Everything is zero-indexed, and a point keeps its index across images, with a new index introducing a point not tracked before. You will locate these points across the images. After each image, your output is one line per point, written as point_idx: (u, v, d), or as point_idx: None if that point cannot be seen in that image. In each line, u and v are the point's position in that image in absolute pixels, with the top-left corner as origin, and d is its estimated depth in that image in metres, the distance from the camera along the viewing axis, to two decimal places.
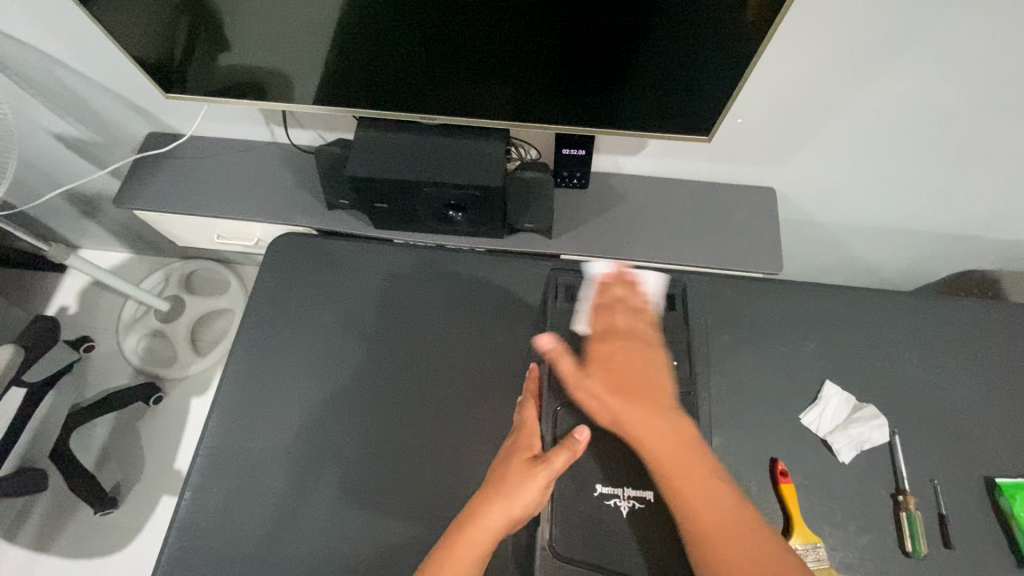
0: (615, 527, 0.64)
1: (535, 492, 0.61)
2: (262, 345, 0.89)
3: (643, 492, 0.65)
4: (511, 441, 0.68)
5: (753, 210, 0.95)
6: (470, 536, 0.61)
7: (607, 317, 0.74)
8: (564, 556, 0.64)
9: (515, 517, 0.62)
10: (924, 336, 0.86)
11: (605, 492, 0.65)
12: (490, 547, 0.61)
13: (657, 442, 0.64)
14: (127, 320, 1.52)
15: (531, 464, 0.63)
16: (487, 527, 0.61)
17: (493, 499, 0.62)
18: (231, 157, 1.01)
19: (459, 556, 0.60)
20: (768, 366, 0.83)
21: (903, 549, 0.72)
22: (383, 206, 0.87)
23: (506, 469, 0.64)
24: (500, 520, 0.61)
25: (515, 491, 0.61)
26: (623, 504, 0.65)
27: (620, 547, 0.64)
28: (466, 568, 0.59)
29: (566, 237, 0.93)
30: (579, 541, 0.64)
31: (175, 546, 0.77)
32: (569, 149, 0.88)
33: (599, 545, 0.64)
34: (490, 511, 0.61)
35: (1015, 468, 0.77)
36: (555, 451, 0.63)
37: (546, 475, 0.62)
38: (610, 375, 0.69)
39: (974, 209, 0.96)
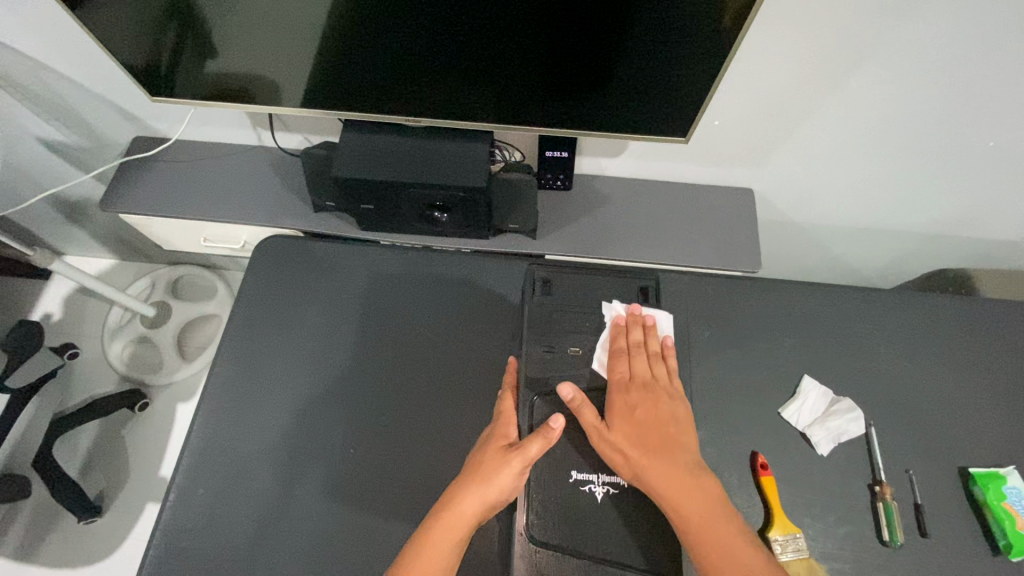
0: (588, 512, 0.66)
1: (511, 477, 0.62)
2: (248, 346, 0.89)
3: (616, 479, 0.67)
4: (488, 431, 0.69)
5: (732, 211, 0.97)
6: (446, 519, 0.61)
7: (625, 366, 0.71)
8: (540, 541, 0.65)
9: (490, 501, 0.62)
10: (897, 330, 0.88)
11: (580, 478, 0.67)
12: (465, 532, 0.61)
13: (688, 501, 0.62)
14: (113, 326, 1.51)
15: (507, 451, 0.63)
16: (462, 511, 0.61)
17: (469, 483, 0.63)
18: (217, 160, 1.02)
19: (435, 539, 0.60)
20: (747, 361, 0.85)
21: (880, 539, 0.74)
22: (368, 207, 0.88)
23: (483, 456, 0.65)
24: (476, 504, 0.61)
25: (491, 476, 0.62)
26: (599, 489, 0.66)
27: (592, 531, 0.65)
28: (443, 553, 0.60)
29: (550, 237, 0.94)
30: (555, 526, 0.65)
31: (160, 548, 0.77)
32: (552, 151, 0.89)
33: (573, 529, 0.65)
34: (466, 496, 0.62)
35: (989, 458, 0.79)
36: (530, 439, 0.63)
37: (521, 461, 0.62)
38: (633, 426, 0.66)
39: (945, 208, 0.99)
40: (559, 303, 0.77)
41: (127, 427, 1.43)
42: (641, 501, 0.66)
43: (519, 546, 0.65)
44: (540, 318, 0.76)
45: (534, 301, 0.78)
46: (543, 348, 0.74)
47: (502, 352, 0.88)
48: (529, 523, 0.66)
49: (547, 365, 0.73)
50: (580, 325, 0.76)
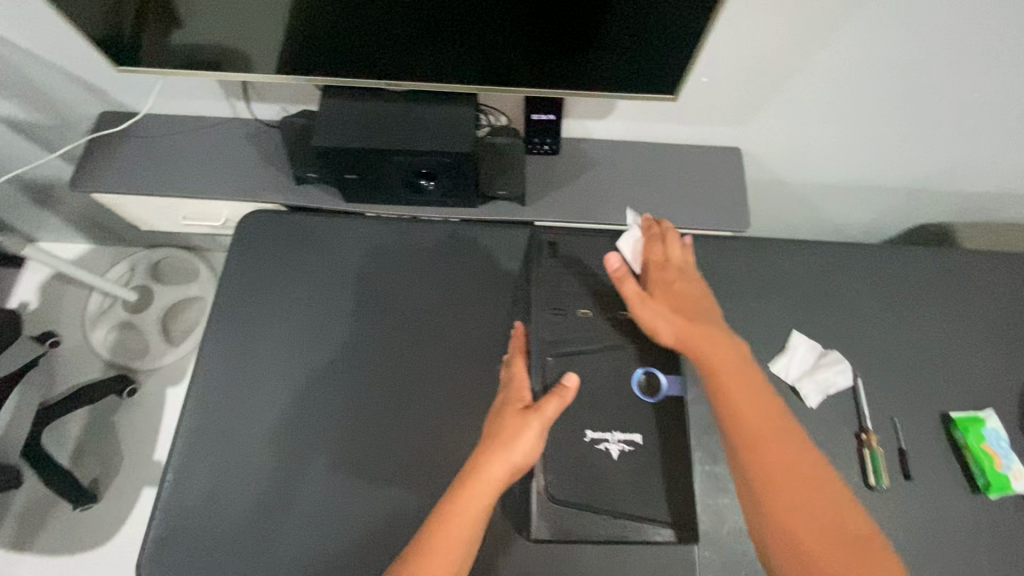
0: (603, 469, 0.67)
1: (533, 439, 0.62)
2: (237, 325, 0.87)
3: (631, 436, 0.68)
4: (501, 396, 0.69)
5: (722, 171, 0.96)
6: (471, 488, 0.62)
7: (658, 249, 0.74)
8: (557, 499, 0.66)
9: (514, 466, 0.62)
10: (881, 284, 0.90)
11: (595, 437, 0.67)
12: (491, 499, 0.62)
13: (763, 430, 0.62)
14: (94, 313, 1.49)
15: (525, 413, 0.64)
16: (487, 480, 0.62)
17: (492, 450, 0.63)
18: (192, 135, 0.98)
19: (463, 509, 0.61)
20: (737, 320, 0.86)
21: (866, 484, 0.76)
22: (352, 177, 0.85)
23: (500, 420, 0.65)
24: (501, 471, 0.62)
25: (511, 440, 0.62)
26: (613, 446, 0.67)
27: (605, 484, 0.66)
28: (471, 522, 0.61)
29: (539, 203, 0.93)
30: (570, 483, 0.66)
31: (161, 527, 0.76)
32: (538, 115, 0.88)
33: (592, 485, 0.66)
34: (489, 464, 0.62)
35: (969, 403, 0.82)
36: (545, 400, 0.64)
37: (539, 423, 0.63)
38: (673, 297, 0.69)
39: (928, 161, 0.99)
40: (563, 265, 0.76)
41: (117, 414, 1.41)
42: (654, 451, 0.68)
43: (538, 503, 0.66)
44: (544, 279, 0.74)
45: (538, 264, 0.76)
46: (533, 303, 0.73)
47: (496, 320, 0.88)
48: (549, 481, 0.66)
49: (554, 328, 0.71)
50: (581, 287, 0.74)
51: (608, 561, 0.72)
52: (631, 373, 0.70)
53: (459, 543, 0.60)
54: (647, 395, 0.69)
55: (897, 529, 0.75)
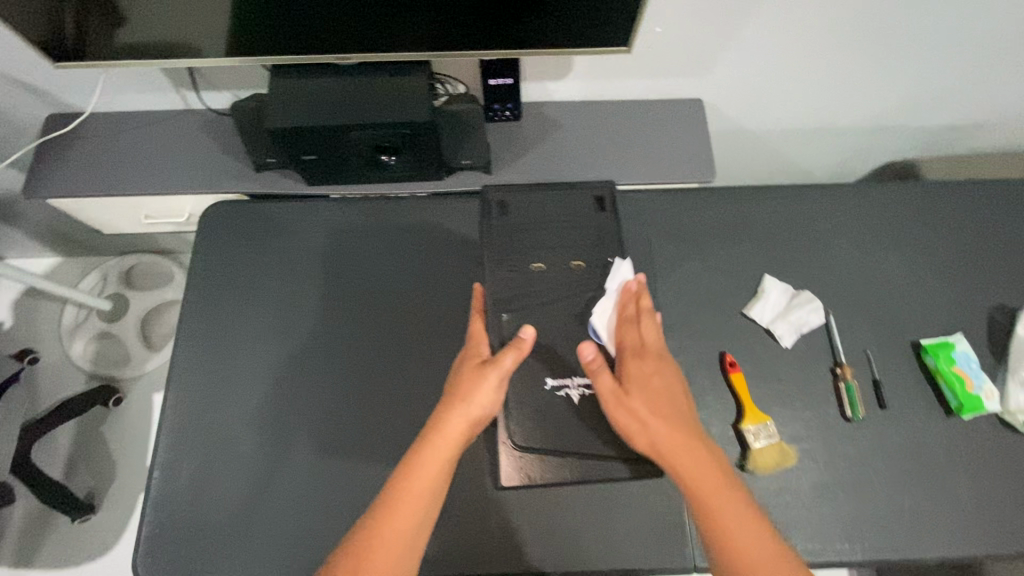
0: (564, 415, 0.68)
1: (491, 391, 0.62)
2: (211, 318, 0.86)
3: (588, 379, 0.68)
4: (461, 354, 0.68)
5: (685, 123, 0.96)
6: (433, 442, 0.61)
7: (633, 333, 0.66)
8: (522, 447, 0.67)
9: (475, 418, 0.62)
10: (848, 222, 0.91)
11: (555, 384, 0.69)
12: (453, 452, 0.61)
13: (749, 543, 0.55)
14: (71, 326, 1.47)
15: (484, 366, 0.64)
16: (448, 433, 0.61)
17: (452, 404, 0.62)
18: (143, 131, 0.95)
19: (425, 463, 0.60)
20: (709, 270, 0.87)
21: (843, 416, 0.79)
22: (310, 158, 0.83)
23: (460, 376, 0.65)
24: (460, 424, 0.61)
25: (471, 393, 0.62)
26: (573, 392, 0.68)
27: (566, 430, 0.68)
28: (432, 476, 0.60)
29: (505, 170, 0.92)
30: (538, 432, 0.68)
31: (152, 524, 0.76)
32: (495, 80, 0.87)
33: (556, 432, 0.68)
34: (450, 417, 0.61)
35: (938, 330, 0.84)
36: (503, 352, 0.64)
37: (497, 374, 0.63)
38: (652, 395, 0.62)
39: (888, 97, 0.99)
40: (514, 222, 0.75)
41: (105, 424, 1.40)
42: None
43: (504, 452, 0.68)
44: (496, 237, 0.74)
45: (489, 223, 0.76)
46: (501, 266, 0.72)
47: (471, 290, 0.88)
48: (511, 432, 0.68)
49: (511, 284, 0.72)
50: (541, 243, 0.74)
51: (598, 512, 0.74)
52: (586, 321, 0.71)
53: (421, 496, 0.59)
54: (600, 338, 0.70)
55: (875, 457, 0.77)
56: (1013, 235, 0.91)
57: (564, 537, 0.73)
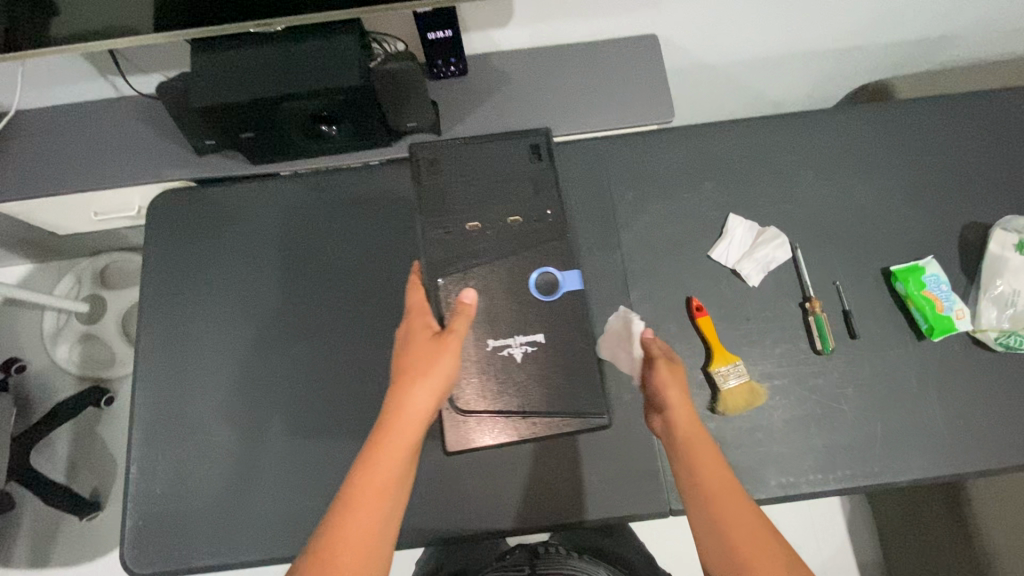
0: (510, 374, 0.67)
1: (451, 362, 0.61)
2: (170, 310, 0.85)
3: (533, 337, 0.68)
4: (404, 329, 0.65)
5: (639, 61, 0.91)
6: (400, 425, 0.58)
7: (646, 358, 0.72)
8: (465, 411, 0.66)
9: (441, 390, 0.61)
10: (814, 151, 0.87)
11: (498, 344, 0.67)
12: (423, 429, 0.59)
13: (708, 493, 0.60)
14: (52, 331, 1.47)
15: (440, 336, 0.62)
16: (415, 411, 0.59)
17: (414, 381, 0.59)
18: (77, 123, 0.91)
19: (390, 450, 0.57)
20: (672, 214, 0.84)
21: (814, 349, 0.78)
22: (249, 136, 0.80)
23: (413, 353, 0.61)
24: (422, 401, 0.59)
25: (431, 368, 0.60)
26: (517, 351, 0.67)
27: (513, 388, 0.67)
28: (400, 461, 0.57)
29: (455, 129, 0.88)
30: (482, 396, 0.66)
31: (135, 517, 0.77)
32: (434, 33, 0.82)
33: (502, 393, 0.67)
34: (417, 394, 0.59)
35: (909, 255, 0.82)
36: (455, 320, 0.63)
37: (455, 344, 0.62)
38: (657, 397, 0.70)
39: (855, 15, 0.94)
40: (447, 179, 0.72)
41: (100, 425, 1.42)
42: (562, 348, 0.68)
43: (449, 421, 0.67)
44: (428, 197, 0.72)
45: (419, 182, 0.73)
46: (440, 230, 0.71)
47: None
48: (456, 396, 0.66)
49: (448, 246, 0.70)
50: (485, 201, 0.72)
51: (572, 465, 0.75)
52: (528, 276, 0.70)
53: (389, 486, 0.56)
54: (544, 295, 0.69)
55: (847, 387, 0.77)
56: (983, 149, 0.87)
57: (540, 493, 0.74)
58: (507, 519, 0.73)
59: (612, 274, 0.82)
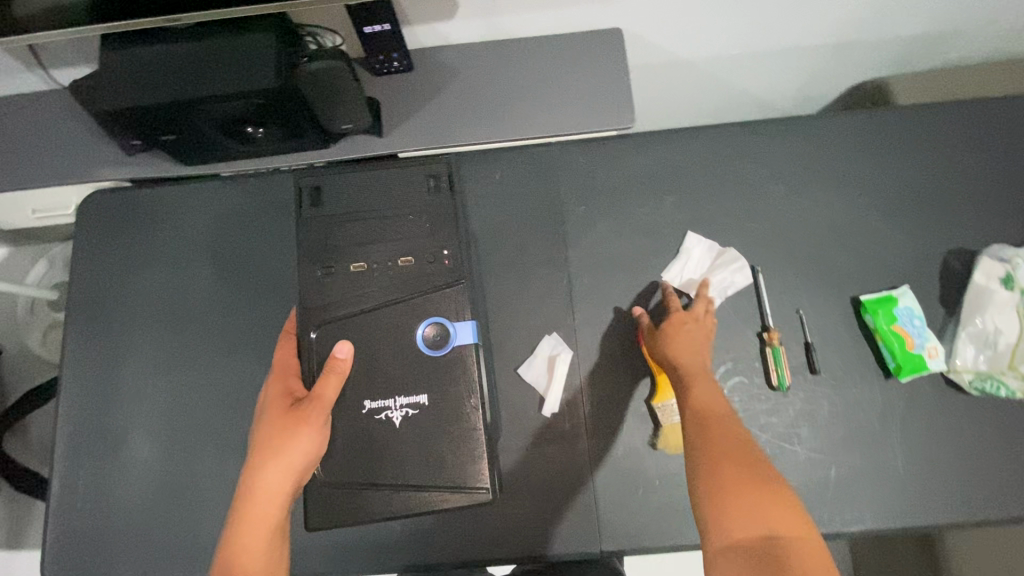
0: (387, 439, 0.62)
1: (315, 431, 0.58)
2: (97, 318, 0.82)
3: (414, 399, 0.62)
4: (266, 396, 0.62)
5: (601, 60, 0.83)
6: (250, 511, 0.56)
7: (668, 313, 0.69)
8: (333, 481, 0.62)
9: (296, 469, 0.57)
10: (788, 164, 0.79)
11: (374, 407, 0.62)
12: (282, 507, 0.57)
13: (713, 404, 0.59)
14: (24, 316, 1.47)
15: (296, 408, 0.59)
16: (270, 490, 0.56)
17: (264, 462, 0.57)
18: (5, 118, 0.87)
19: (249, 534, 0.55)
20: (627, 231, 0.78)
21: (769, 384, 0.72)
22: (170, 138, 0.75)
23: (272, 426, 0.58)
24: (282, 477, 0.57)
25: (290, 443, 0.57)
26: (396, 414, 0.62)
27: (388, 457, 0.62)
28: (261, 545, 0.55)
29: (396, 131, 0.81)
30: (352, 464, 0.62)
31: (56, 530, 0.75)
32: (370, 28, 0.75)
33: (373, 461, 0.62)
34: (266, 477, 0.56)
35: (884, 282, 0.75)
36: (320, 385, 0.60)
37: (320, 410, 0.59)
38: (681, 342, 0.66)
39: (850, 7, 0.84)
40: (333, 212, 0.68)
41: None
42: (442, 416, 0.62)
43: (315, 495, 0.62)
44: (313, 232, 0.68)
45: (304, 214, 0.68)
46: (321, 271, 0.66)
47: None
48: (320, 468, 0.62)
49: (330, 292, 0.65)
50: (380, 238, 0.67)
51: (500, 499, 0.70)
52: (416, 328, 0.64)
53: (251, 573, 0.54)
54: (432, 349, 0.63)
55: (802, 426, 0.71)
56: (980, 166, 0.78)
57: (468, 528, 0.70)
58: (432, 553, 0.70)
59: (558, 296, 0.77)
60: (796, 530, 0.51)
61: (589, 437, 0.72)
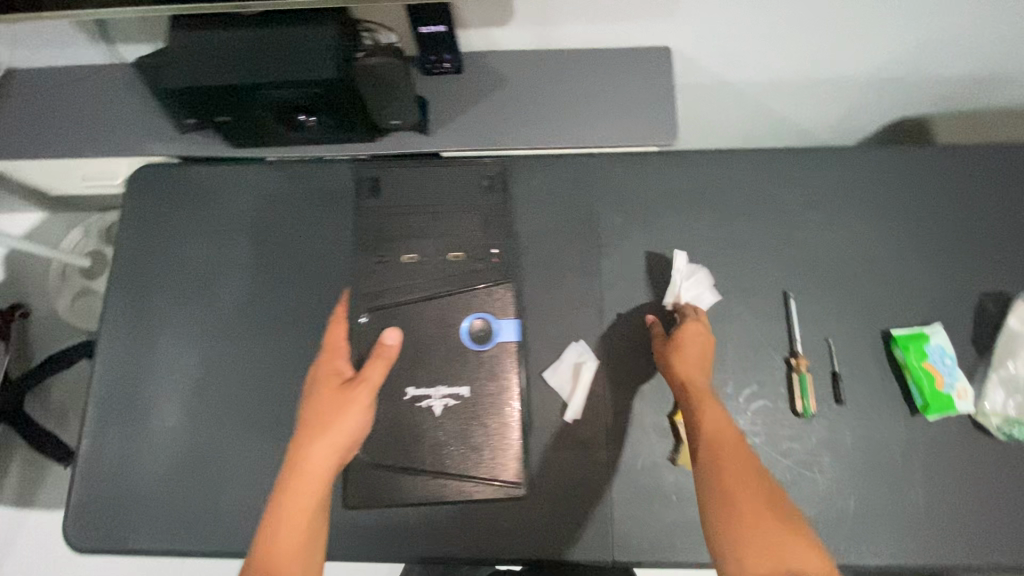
0: (425, 426, 0.68)
1: (361, 410, 0.60)
2: (136, 288, 0.84)
3: (453, 391, 0.69)
4: (314, 378, 0.64)
5: (648, 76, 0.84)
6: (294, 487, 0.55)
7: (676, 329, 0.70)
8: (374, 462, 0.68)
9: (342, 446, 0.58)
10: (827, 193, 0.80)
11: (417, 395, 0.69)
12: (326, 484, 0.56)
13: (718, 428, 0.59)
14: (56, 280, 1.50)
15: (345, 387, 0.61)
16: (316, 466, 0.57)
17: (310, 437, 0.58)
18: (67, 88, 0.90)
19: (292, 509, 0.54)
20: (661, 246, 0.79)
21: (793, 411, 0.72)
22: (224, 120, 0.77)
23: (321, 403, 0.60)
24: (328, 452, 0.57)
25: (338, 418, 0.58)
26: (436, 403, 0.69)
27: (425, 443, 0.68)
28: (304, 521, 0.54)
29: (441, 130, 0.83)
30: (393, 447, 0.68)
31: (81, 491, 0.77)
32: (426, 28, 0.77)
33: (411, 446, 0.68)
34: (313, 452, 0.57)
35: (916, 319, 0.75)
36: (369, 367, 0.62)
37: (367, 390, 0.61)
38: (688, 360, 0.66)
39: (900, 42, 0.84)
40: (390, 205, 0.75)
41: None
42: None
43: (354, 473, 0.68)
44: (370, 220, 0.75)
45: (364, 205, 0.76)
46: (375, 258, 0.73)
47: None
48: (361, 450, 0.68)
49: (380, 279, 0.72)
50: (431, 232, 0.74)
51: (517, 500, 0.71)
52: (459, 322, 0.71)
53: (293, 551, 0.52)
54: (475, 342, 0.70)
55: (823, 455, 0.71)
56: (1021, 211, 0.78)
57: (483, 526, 0.71)
58: (444, 547, 0.70)
59: (588, 304, 0.77)
60: (802, 558, 0.51)
61: (608, 447, 0.72)
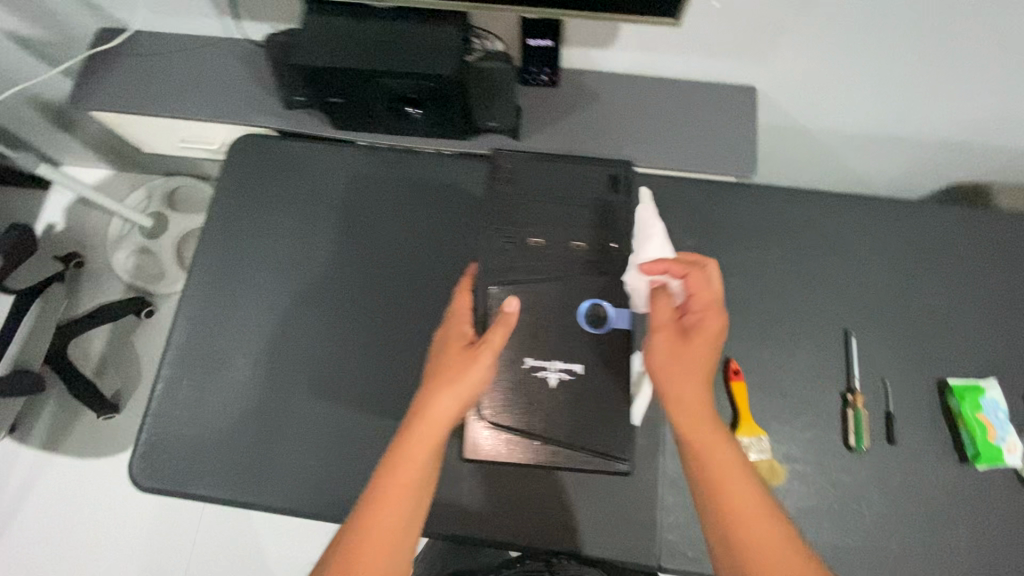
0: (540, 395, 0.69)
1: (482, 370, 0.61)
2: (225, 247, 0.88)
3: (571, 365, 0.69)
4: (441, 335, 0.67)
5: (731, 111, 0.89)
6: (419, 431, 0.59)
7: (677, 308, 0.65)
8: (492, 422, 0.68)
9: (464, 400, 0.61)
10: (893, 241, 0.83)
11: (536, 364, 0.69)
12: (443, 432, 0.60)
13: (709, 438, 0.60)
14: (115, 236, 1.56)
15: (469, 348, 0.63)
16: (437, 414, 0.60)
17: (435, 391, 0.61)
18: (184, 55, 0.96)
19: (413, 450, 0.59)
20: (730, 270, 0.82)
21: (846, 444, 0.74)
22: (337, 101, 0.82)
23: (446, 360, 0.63)
24: (450, 405, 0.60)
25: (460, 375, 0.61)
26: (553, 374, 0.69)
27: (538, 410, 0.68)
28: (422, 462, 0.59)
29: (533, 136, 0.88)
30: (510, 411, 0.68)
31: (151, 432, 0.80)
32: (534, 41, 0.83)
33: (528, 411, 0.68)
34: (433, 403, 0.60)
35: (971, 371, 0.77)
36: (490, 330, 0.63)
37: (488, 352, 0.62)
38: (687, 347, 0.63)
39: (972, 109, 0.89)
40: (519, 188, 0.77)
41: (136, 334, 1.49)
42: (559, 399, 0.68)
43: (472, 429, 0.68)
44: (499, 200, 0.77)
45: (493, 185, 0.78)
46: (502, 239, 0.75)
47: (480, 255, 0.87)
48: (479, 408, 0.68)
49: (506, 259, 0.74)
50: (551, 220, 0.76)
51: (571, 495, 0.73)
52: (579, 305, 0.72)
53: (409, 486, 0.58)
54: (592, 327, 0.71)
55: (872, 491, 0.73)
56: None
57: (536, 516, 0.73)
58: (496, 532, 0.72)
59: None
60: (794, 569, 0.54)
61: (663, 455, 0.75)
